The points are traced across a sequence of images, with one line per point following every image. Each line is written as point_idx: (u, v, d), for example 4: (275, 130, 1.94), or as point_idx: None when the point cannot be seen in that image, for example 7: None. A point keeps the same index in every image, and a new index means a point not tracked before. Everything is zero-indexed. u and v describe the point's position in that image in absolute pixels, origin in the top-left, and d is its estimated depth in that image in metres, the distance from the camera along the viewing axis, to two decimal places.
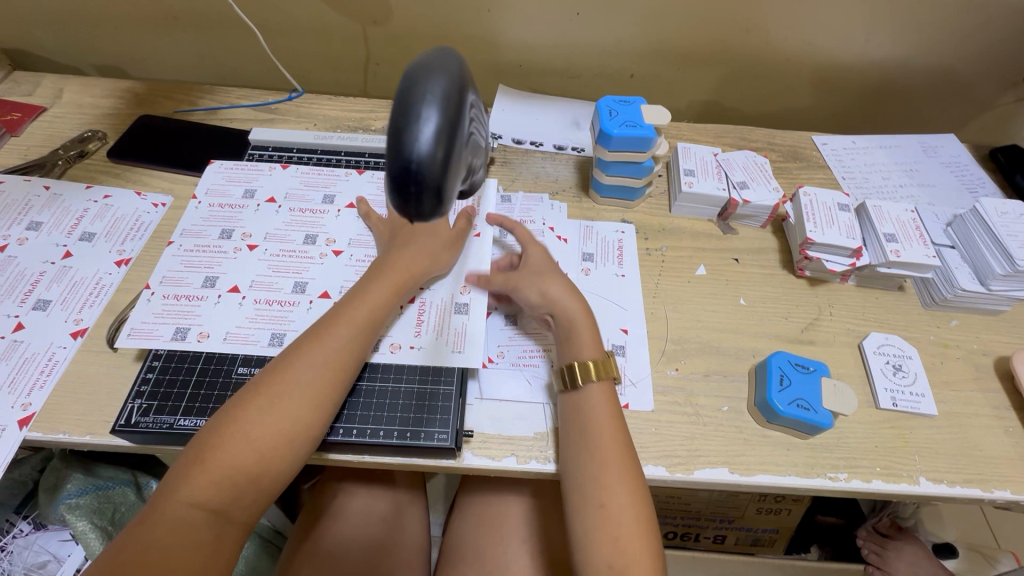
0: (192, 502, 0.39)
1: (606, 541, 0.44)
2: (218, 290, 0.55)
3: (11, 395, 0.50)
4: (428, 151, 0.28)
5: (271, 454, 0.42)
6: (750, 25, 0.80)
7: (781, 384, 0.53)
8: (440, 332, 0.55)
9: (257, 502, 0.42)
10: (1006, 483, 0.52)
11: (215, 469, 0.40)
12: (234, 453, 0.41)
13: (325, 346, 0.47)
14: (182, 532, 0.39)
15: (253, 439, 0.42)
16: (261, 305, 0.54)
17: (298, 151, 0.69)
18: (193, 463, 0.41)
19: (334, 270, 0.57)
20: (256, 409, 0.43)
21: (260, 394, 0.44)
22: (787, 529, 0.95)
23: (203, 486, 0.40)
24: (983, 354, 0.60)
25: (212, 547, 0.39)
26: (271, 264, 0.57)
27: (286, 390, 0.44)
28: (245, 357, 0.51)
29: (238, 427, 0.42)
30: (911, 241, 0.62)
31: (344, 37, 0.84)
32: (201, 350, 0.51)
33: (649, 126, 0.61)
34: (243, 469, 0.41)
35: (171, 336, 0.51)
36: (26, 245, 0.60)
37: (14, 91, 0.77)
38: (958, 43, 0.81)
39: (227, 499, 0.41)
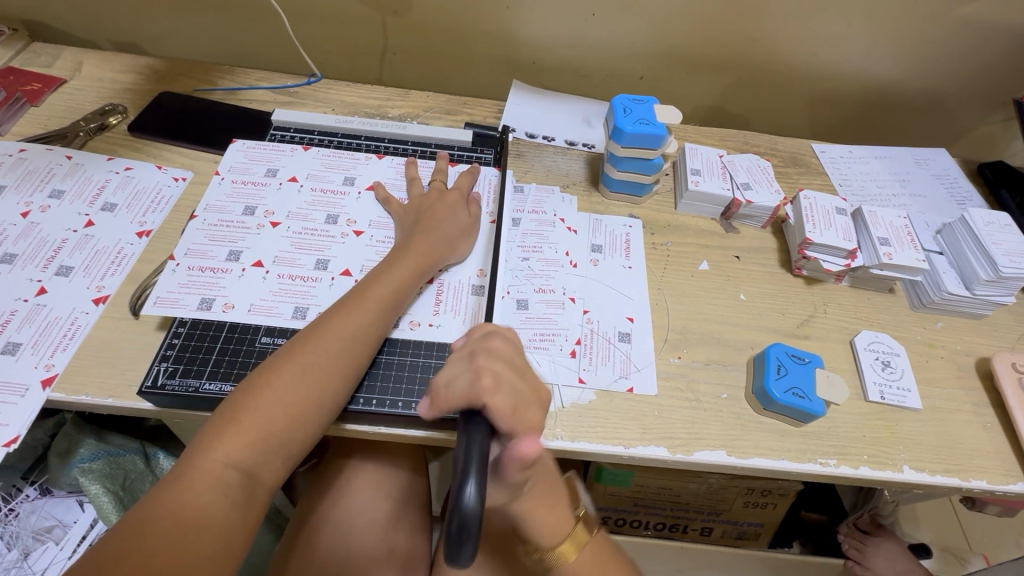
0: (226, 460, 0.41)
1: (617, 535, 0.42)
2: (242, 263, 0.56)
3: (34, 356, 0.52)
4: (474, 514, 0.32)
5: (301, 419, 0.45)
6: (757, 34, 0.83)
7: (779, 373, 0.56)
8: (457, 312, 0.57)
9: (284, 465, 0.45)
10: (982, 474, 0.56)
11: (250, 430, 0.43)
12: (267, 417, 0.43)
13: (354, 321, 0.49)
14: (217, 488, 0.40)
15: (286, 403, 0.44)
16: (284, 279, 0.56)
17: (318, 133, 0.70)
18: (228, 424, 0.43)
19: (355, 250, 0.59)
20: (289, 375, 0.45)
21: (291, 360, 0.46)
22: (772, 523, 0.98)
23: (238, 446, 0.42)
24: (966, 354, 0.64)
25: (244, 503, 0.41)
26: (293, 241, 0.59)
27: (318, 358, 0.46)
28: (268, 327, 0.53)
29: (272, 391, 0.44)
30: (903, 245, 0.65)
31: (363, 26, 0.85)
32: (225, 320, 0.53)
33: (661, 125, 0.64)
34: (275, 431, 0.44)
35: (196, 305, 0.53)
36: (48, 212, 0.61)
37: (33, 62, 0.77)
38: (953, 62, 0.85)
39: (258, 461, 0.43)
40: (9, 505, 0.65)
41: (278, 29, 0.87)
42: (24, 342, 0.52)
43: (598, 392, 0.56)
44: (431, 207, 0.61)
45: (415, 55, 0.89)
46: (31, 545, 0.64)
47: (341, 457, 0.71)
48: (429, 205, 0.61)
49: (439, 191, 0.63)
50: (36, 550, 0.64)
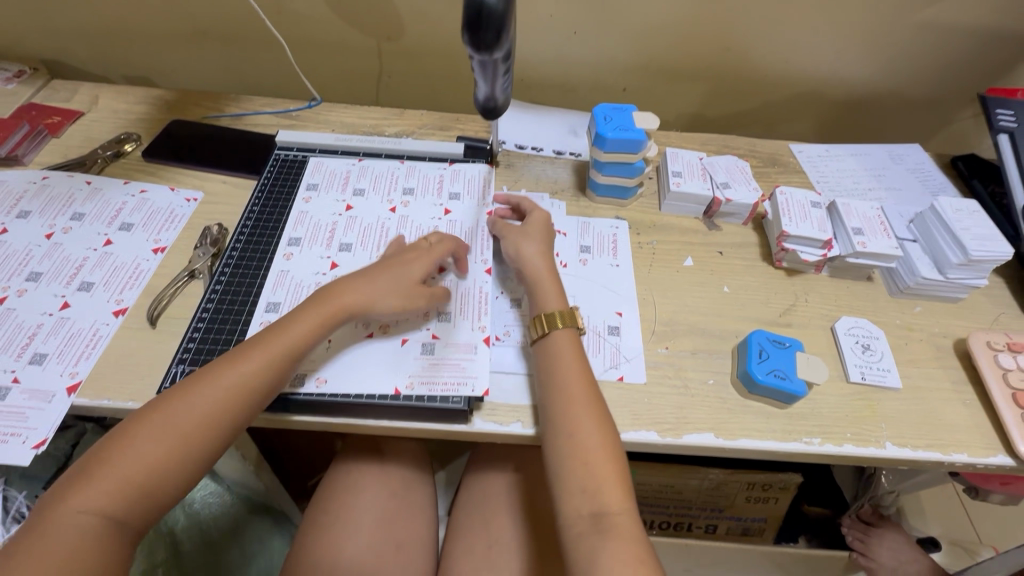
0: (142, 460, 0.45)
1: (578, 469, 0.49)
2: (268, 249, 0.64)
3: (60, 365, 0.55)
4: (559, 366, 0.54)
5: (217, 421, 0.48)
6: (731, 44, 0.88)
7: (761, 357, 0.59)
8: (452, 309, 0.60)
9: (199, 465, 0.47)
10: (963, 447, 0.58)
11: (168, 431, 0.46)
12: (184, 418, 0.47)
13: (292, 325, 0.53)
14: (130, 486, 0.44)
15: (234, 390, 0.49)
16: (303, 253, 0.63)
17: (320, 151, 0.75)
18: (148, 424, 0.47)
19: (363, 231, 0.66)
20: (211, 381, 0.49)
21: (221, 366, 0.50)
22: (776, 517, 0.99)
23: (184, 428, 0.47)
24: (944, 336, 0.67)
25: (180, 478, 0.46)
26: (311, 233, 0.65)
27: (269, 349, 0.51)
28: (291, 293, 0.60)
29: (225, 379, 0.49)
30: (877, 234, 0.68)
31: (359, 51, 0.91)
32: (254, 291, 0.60)
33: (639, 130, 0.68)
34: (222, 418, 0.48)
35: (228, 288, 0.60)
36: (70, 233, 0.65)
37: (53, 97, 0.83)
38: (919, 62, 0.90)
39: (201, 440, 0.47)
40: None
41: (279, 57, 0.92)
42: (51, 352, 0.56)
43: None
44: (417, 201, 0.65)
45: (409, 76, 0.94)
46: None
47: (348, 461, 0.74)
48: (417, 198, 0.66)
49: None
50: None
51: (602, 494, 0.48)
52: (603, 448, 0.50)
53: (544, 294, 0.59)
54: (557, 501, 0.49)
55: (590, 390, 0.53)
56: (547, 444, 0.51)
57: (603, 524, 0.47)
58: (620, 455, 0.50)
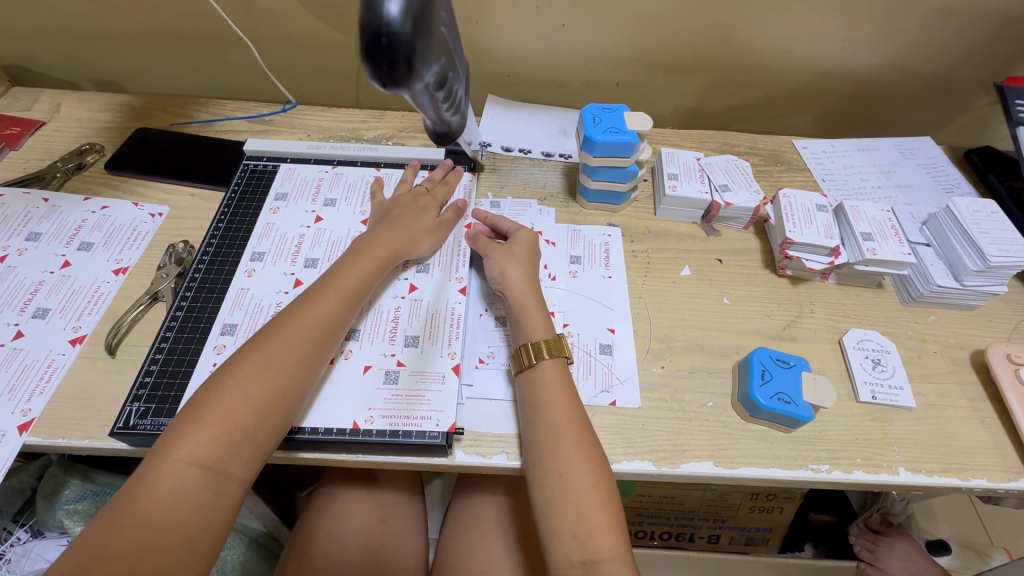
0: (188, 458, 0.41)
1: (568, 513, 0.45)
2: (226, 270, 0.59)
3: (11, 401, 0.52)
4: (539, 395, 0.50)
5: (266, 409, 0.44)
6: (730, 34, 0.83)
7: (763, 378, 0.55)
8: (428, 330, 0.56)
9: (255, 460, 0.43)
10: (982, 472, 0.54)
11: (214, 424, 0.42)
12: (230, 410, 0.43)
13: (320, 307, 0.50)
14: (181, 488, 0.40)
15: (251, 395, 0.44)
16: (266, 269, 0.59)
17: (291, 160, 0.71)
18: (192, 420, 0.42)
19: (330, 244, 0.62)
20: (250, 367, 0.45)
21: (255, 350, 0.46)
22: (781, 526, 0.96)
23: (202, 443, 0.41)
24: (960, 347, 0.62)
25: (209, 502, 0.41)
26: (273, 249, 0.61)
27: (281, 347, 0.47)
28: (251, 314, 0.55)
29: (236, 383, 0.44)
30: (888, 239, 0.64)
31: (337, 50, 0.86)
32: (211, 312, 0.56)
33: (631, 132, 0.63)
34: (242, 426, 0.43)
35: (181, 314, 0.55)
36: (26, 255, 0.61)
37: (13, 106, 0.78)
38: (931, 49, 0.84)
39: (223, 456, 0.42)
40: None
41: (253, 57, 0.87)
42: (1, 388, 0.52)
43: None
44: (398, 207, 0.62)
45: None
46: None
47: (331, 485, 0.70)
48: (398, 205, 0.62)
49: (412, 194, 0.64)
50: None
51: (591, 544, 0.44)
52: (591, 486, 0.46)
53: (530, 321, 0.55)
54: (546, 547, 0.46)
55: (579, 423, 0.49)
56: (535, 481, 0.47)
57: (594, 572, 0.43)
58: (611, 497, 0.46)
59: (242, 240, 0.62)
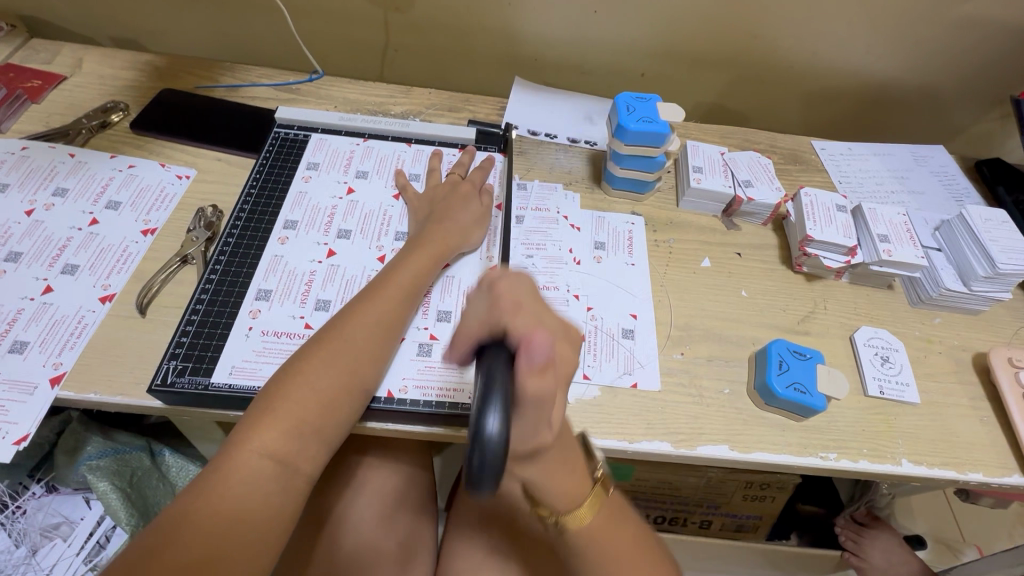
0: (263, 450, 0.41)
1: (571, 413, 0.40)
2: (259, 237, 0.59)
3: (42, 354, 0.52)
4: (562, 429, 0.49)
5: (333, 405, 0.45)
6: (758, 32, 0.84)
7: (781, 368, 0.57)
8: (462, 305, 0.58)
9: (320, 456, 0.44)
10: (979, 466, 0.57)
11: (286, 418, 0.43)
12: (301, 404, 0.43)
13: (381, 307, 0.51)
14: (257, 479, 0.40)
15: (319, 390, 0.45)
16: (299, 238, 0.60)
17: (322, 131, 0.70)
18: (263, 413, 0.42)
19: (363, 218, 0.62)
20: (319, 363, 0.46)
21: (322, 346, 0.47)
22: (770, 515, 0.99)
23: (274, 435, 0.42)
24: (963, 349, 0.65)
25: (281, 494, 0.41)
26: (306, 218, 0.61)
27: (345, 345, 0.47)
28: (286, 281, 0.56)
29: (304, 378, 0.45)
30: (903, 241, 0.66)
31: (365, 22, 0.85)
32: (244, 277, 0.56)
33: (664, 123, 0.64)
34: (309, 420, 0.44)
35: (215, 277, 0.56)
36: (53, 211, 0.61)
37: (33, 58, 0.77)
38: (951, 60, 0.86)
39: (293, 450, 0.42)
40: (15, 503, 0.66)
41: (279, 23, 0.86)
42: (32, 341, 0.52)
43: (602, 388, 0.57)
44: (444, 199, 0.62)
45: (417, 51, 0.89)
46: (39, 542, 0.66)
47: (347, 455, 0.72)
48: (442, 197, 0.63)
49: (450, 183, 0.64)
50: (44, 547, 0.66)
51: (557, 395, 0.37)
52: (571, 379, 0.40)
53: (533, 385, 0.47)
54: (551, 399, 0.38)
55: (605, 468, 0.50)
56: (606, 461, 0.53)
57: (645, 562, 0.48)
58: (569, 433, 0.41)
59: (275, 207, 0.62)
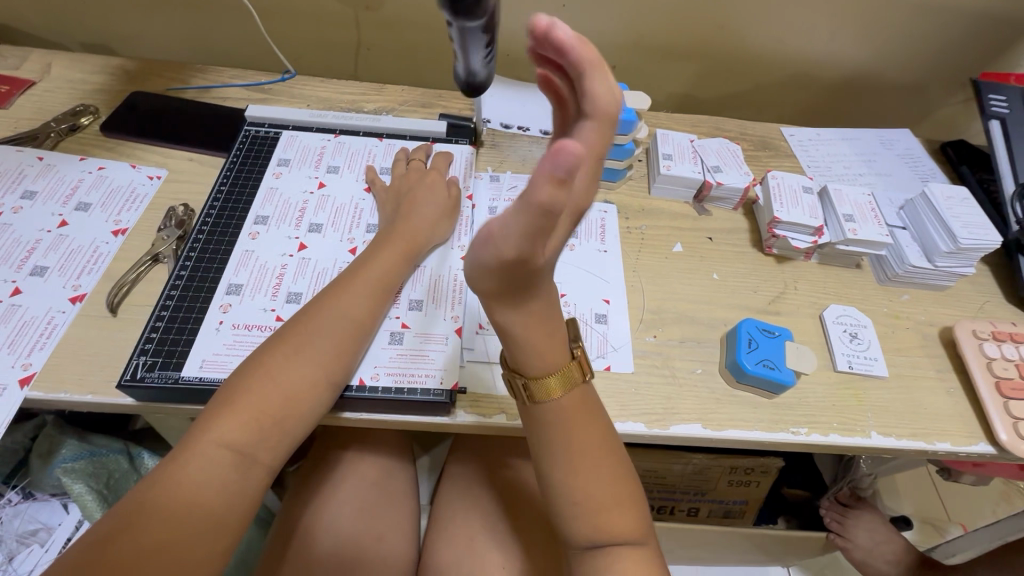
0: (220, 440, 0.42)
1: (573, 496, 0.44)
2: (232, 233, 0.60)
3: (11, 355, 0.52)
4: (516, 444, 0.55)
5: (296, 399, 0.45)
6: (724, 22, 0.85)
7: (750, 347, 0.58)
8: (434, 290, 0.58)
9: (280, 448, 0.45)
10: (946, 436, 0.58)
11: (246, 409, 0.43)
12: (261, 396, 0.44)
13: (350, 300, 0.51)
14: (211, 469, 0.41)
15: (282, 382, 0.45)
16: (271, 233, 0.60)
17: (293, 128, 0.71)
18: (223, 404, 0.43)
19: (334, 214, 0.62)
20: (284, 356, 0.46)
21: (288, 338, 0.47)
22: (756, 499, 1.00)
23: (234, 425, 0.42)
24: (930, 324, 0.66)
25: (237, 483, 0.42)
26: (278, 212, 0.62)
27: (312, 337, 0.48)
28: (256, 274, 0.56)
29: (268, 369, 0.45)
30: (867, 220, 0.67)
31: (336, 22, 0.86)
32: (216, 272, 0.56)
33: (630, 111, 0.65)
34: (270, 412, 0.44)
35: (186, 273, 0.56)
36: (21, 214, 0.61)
37: (1, 64, 0.76)
38: (912, 45, 0.88)
39: (251, 440, 0.43)
40: None
41: (251, 24, 0.87)
42: (1, 343, 0.52)
43: None
44: (413, 189, 0.62)
45: (389, 49, 0.89)
46: (15, 548, 0.65)
47: (328, 451, 0.72)
48: (409, 188, 0.63)
49: (419, 173, 0.65)
50: (21, 553, 0.65)
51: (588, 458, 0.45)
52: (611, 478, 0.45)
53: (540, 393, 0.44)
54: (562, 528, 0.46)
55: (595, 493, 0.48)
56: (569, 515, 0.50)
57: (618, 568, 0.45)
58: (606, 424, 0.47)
59: (245, 204, 0.62)
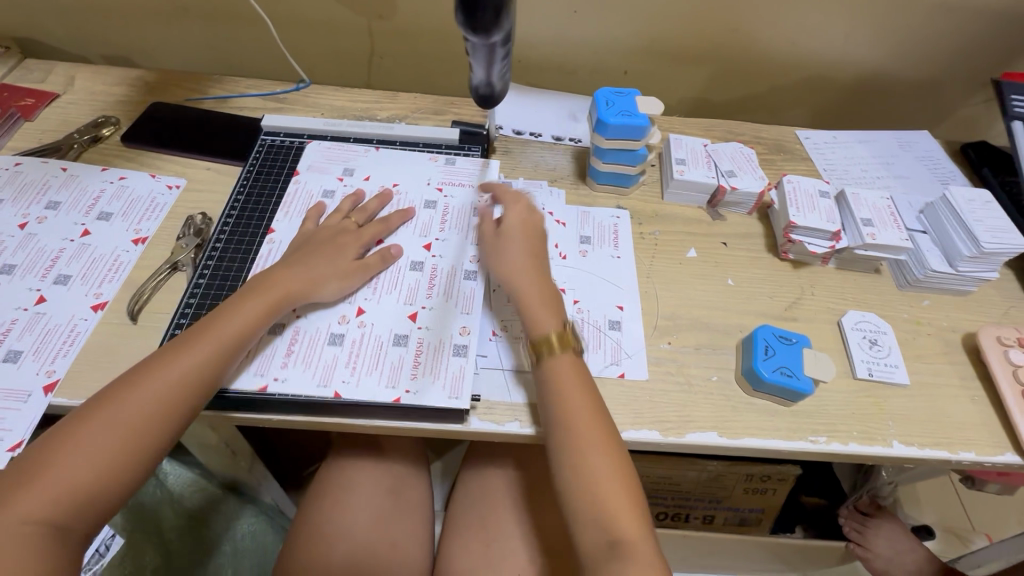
0: (121, 419, 0.45)
1: (586, 502, 0.47)
2: (252, 240, 0.61)
3: (36, 362, 0.53)
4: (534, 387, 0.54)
5: (195, 379, 0.48)
6: (737, 25, 0.85)
7: (766, 354, 0.57)
8: (449, 294, 0.59)
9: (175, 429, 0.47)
10: (970, 446, 0.57)
11: (149, 392, 0.46)
12: (164, 379, 0.47)
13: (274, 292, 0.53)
14: (97, 448, 0.44)
15: (183, 366, 0.48)
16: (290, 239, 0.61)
17: (309, 137, 0.72)
18: (134, 387, 0.46)
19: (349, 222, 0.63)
20: (199, 344, 0.49)
21: (206, 326, 0.50)
22: (773, 507, 0.98)
23: (133, 407, 0.45)
24: (952, 330, 0.65)
25: (119, 464, 0.44)
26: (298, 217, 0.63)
27: (225, 322, 0.51)
28: None
29: (177, 355, 0.48)
30: (886, 225, 0.66)
31: (350, 31, 0.87)
32: (235, 280, 0.58)
33: (643, 116, 0.65)
34: (166, 394, 0.46)
35: (206, 280, 0.58)
36: (45, 223, 0.62)
37: (26, 77, 0.78)
38: (931, 46, 0.87)
39: (151, 420, 0.46)
40: None
41: (267, 35, 0.88)
42: (26, 350, 0.53)
43: None
44: None
45: (402, 57, 0.90)
46: None
47: (343, 456, 0.72)
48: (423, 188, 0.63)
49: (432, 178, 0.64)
50: None
51: (585, 454, 0.49)
52: (611, 480, 0.48)
53: (539, 317, 0.55)
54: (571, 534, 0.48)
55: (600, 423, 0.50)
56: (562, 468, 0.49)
57: (619, 551, 0.45)
58: (604, 421, 0.51)
59: (262, 213, 0.64)
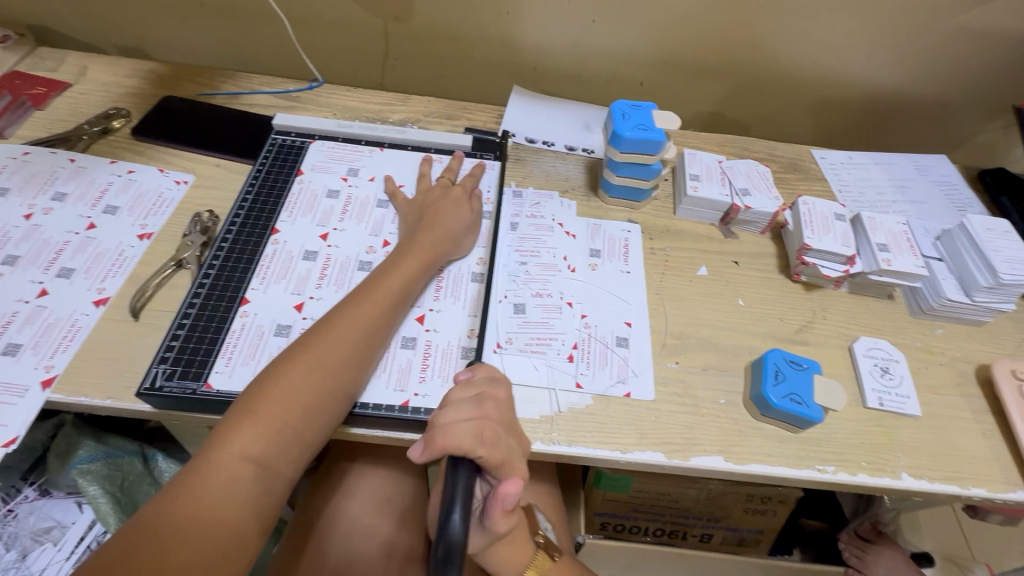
0: (241, 452, 0.41)
1: None
2: (256, 239, 0.60)
3: (34, 357, 0.52)
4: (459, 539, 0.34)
5: (317, 410, 0.45)
6: (756, 41, 0.84)
7: (776, 378, 0.56)
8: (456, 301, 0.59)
9: (301, 458, 0.44)
10: (981, 481, 0.55)
11: (267, 420, 0.43)
12: (283, 406, 0.44)
13: (370, 311, 0.51)
14: (233, 482, 0.40)
15: (300, 391, 0.45)
16: (296, 239, 0.61)
17: (320, 138, 0.71)
18: (245, 415, 0.43)
19: (355, 226, 0.63)
20: (304, 368, 0.46)
21: (307, 348, 0.47)
22: (772, 529, 0.97)
23: (255, 437, 0.42)
24: (966, 361, 0.64)
25: (259, 498, 0.41)
26: (304, 217, 0.63)
27: (330, 346, 0.47)
28: (276, 281, 0.57)
29: (287, 380, 0.45)
30: (902, 250, 0.65)
31: (366, 32, 0.86)
32: (237, 280, 0.57)
33: (658, 130, 0.64)
34: (290, 423, 0.44)
35: (209, 279, 0.57)
36: (51, 215, 0.61)
37: (38, 66, 0.78)
38: (951, 69, 0.86)
39: (274, 452, 0.43)
40: (8, 505, 0.69)
41: (282, 32, 0.88)
42: (25, 343, 0.52)
43: (595, 397, 0.56)
44: (434, 204, 0.62)
45: (417, 60, 0.89)
46: (30, 545, 0.69)
47: (340, 461, 0.71)
48: (432, 202, 0.62)
49: (441, 187, 0.65)
50: (34, 551, 0.68)
51: None
52: None
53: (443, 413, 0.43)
54: None
55: None
56: None
57: None
58: None
59: (270, 212, 0.63)
